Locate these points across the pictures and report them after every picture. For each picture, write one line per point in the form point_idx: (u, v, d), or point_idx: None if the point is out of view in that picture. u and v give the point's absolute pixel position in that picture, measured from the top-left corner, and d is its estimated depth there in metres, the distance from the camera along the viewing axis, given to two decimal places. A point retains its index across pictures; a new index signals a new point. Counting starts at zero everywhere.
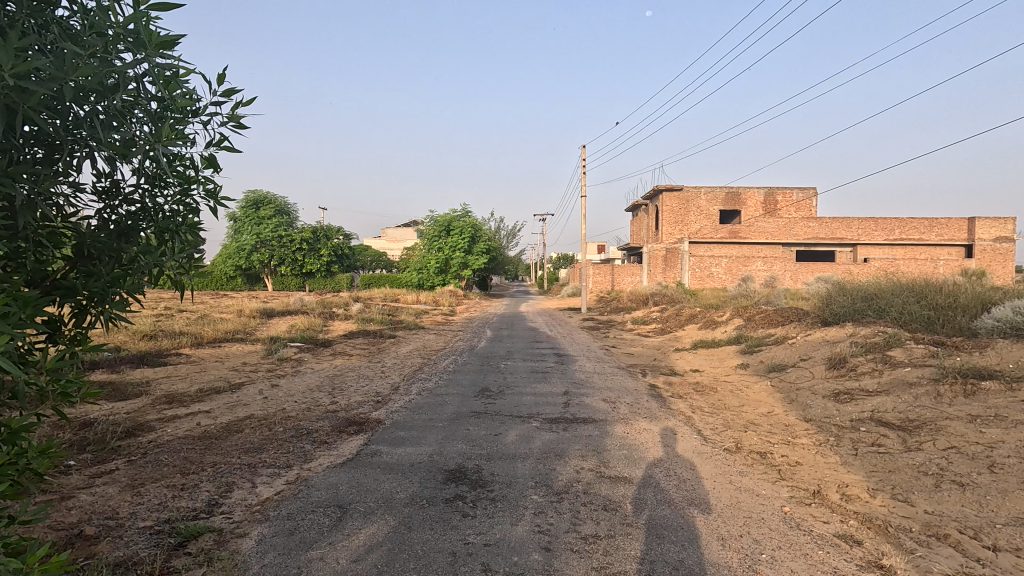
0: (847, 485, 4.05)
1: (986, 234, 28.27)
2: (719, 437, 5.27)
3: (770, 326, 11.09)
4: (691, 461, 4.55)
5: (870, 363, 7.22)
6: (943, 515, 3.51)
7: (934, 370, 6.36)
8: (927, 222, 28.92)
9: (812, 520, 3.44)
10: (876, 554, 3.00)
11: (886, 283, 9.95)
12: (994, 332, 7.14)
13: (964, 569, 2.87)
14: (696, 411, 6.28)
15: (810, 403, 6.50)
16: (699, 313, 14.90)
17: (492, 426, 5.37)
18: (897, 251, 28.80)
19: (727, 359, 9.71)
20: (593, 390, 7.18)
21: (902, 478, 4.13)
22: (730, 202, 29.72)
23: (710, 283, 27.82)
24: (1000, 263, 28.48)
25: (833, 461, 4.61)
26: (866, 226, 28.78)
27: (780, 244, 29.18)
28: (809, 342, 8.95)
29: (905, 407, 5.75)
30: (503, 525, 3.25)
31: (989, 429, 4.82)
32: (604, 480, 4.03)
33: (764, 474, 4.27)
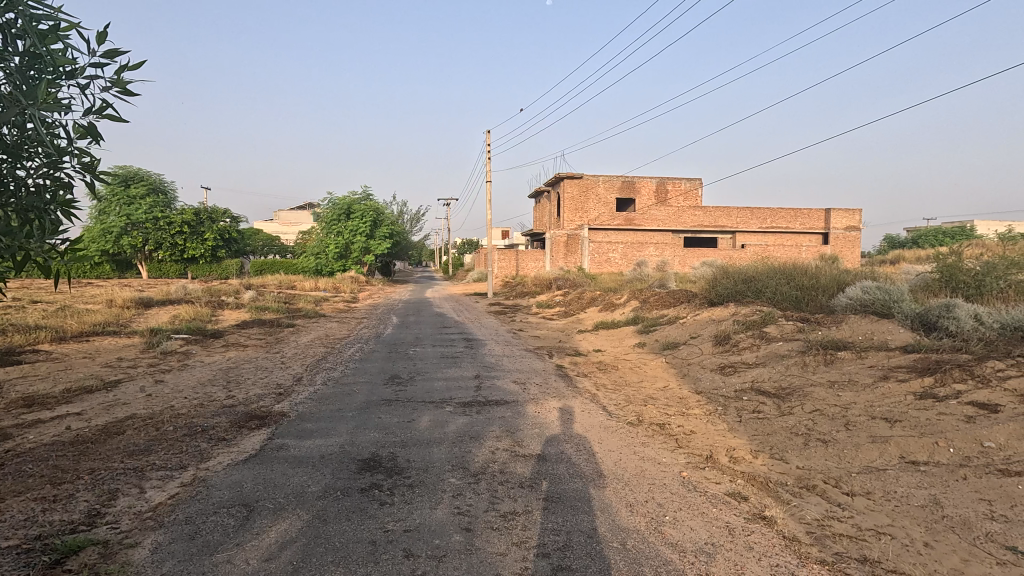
0: (734, 449, 4.50)
1: (840, 223, 32.23)
2: (622, 412, 5.61)
3: (664, 307, 11.91)
4: (598, 435, 4.80)
5: (750, 338, 8.03)
6: (812, 469, 4.02)
7: (801, 344, 7.22)
8: (793, 212, 32.30)
9: (706, 481, 3.79)
10: (760, 507, 3.38)
11: (762, 266, 11.06)
12: (847, 308, 8.24)
13: (830, 513, 3.32)
14: (601, 389, 6.63)
15: (700, 376, 7.11)
16: (600, 297, 15.59)
17: (404, 413, 5.30)
18: (768, 238, 31.99)
19: (626, 339, 10.32)
20: (503, 373, 7.32)
21: (778, 439, 4.67)
22: (626, 191, 31.27)
23: (608, 268, 29.75)
24: (849, 249, 32.72)
25: (721, 427, 5.09)
26: (744, 215, 31.61)
27: (670, 231, 31.29)
28: (698, 321, 9.75)
29: (779, 376, 6.47)
30: (423, 510, 3.25)
31: (845, 393, 5.59)
32: (519, 459, 4.14)
33: (663, 444, 4.61)
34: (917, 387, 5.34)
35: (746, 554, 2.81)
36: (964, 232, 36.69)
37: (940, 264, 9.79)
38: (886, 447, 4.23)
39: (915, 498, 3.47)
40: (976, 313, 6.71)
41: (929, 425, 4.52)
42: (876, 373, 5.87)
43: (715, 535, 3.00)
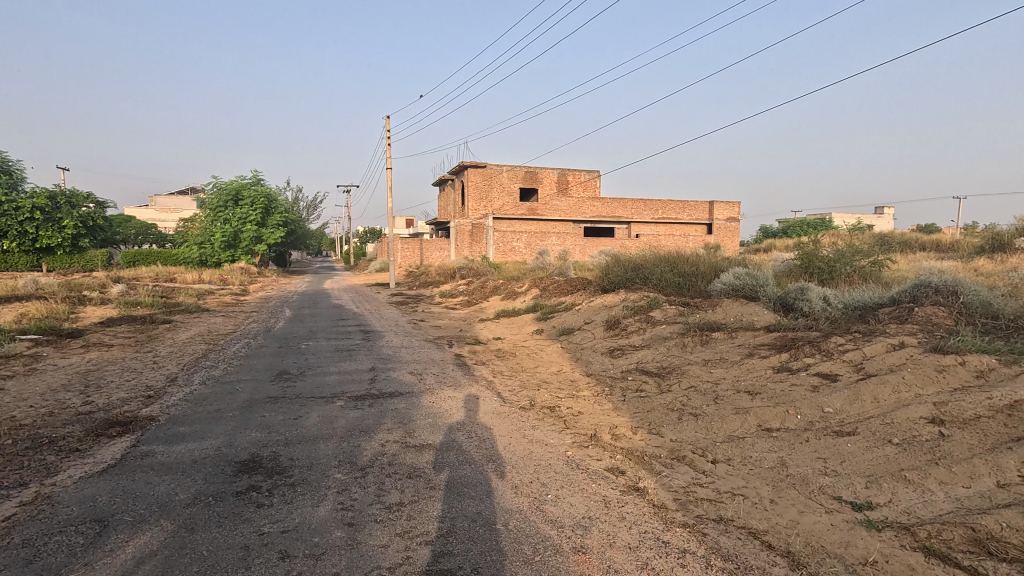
0: (616, 426, 4.78)
1: (722, 214, 35.06)
2: (516, 397, 5.76)
3: (562, 294, 12.33)
4: (491, 421, 4.90)
5: (637, 322, 8.54)
6: (683, 441, 4.38)
7: (681, 326, 7.80)
8: (682, 204, 34.61)
9: (588, 459, 4.01)
10: (634, 479, 3.63)
11: (650, 254, 11.79)
12: (722, 293, 9.00)
13: (695, 480, 3.64)
14: (497, 376, 6.76)
15: (591, 360, 7.46)
16: (502, 286, 15.78)
17: (291, 410, 5.07)
18: (660, 228, 34.09)
19: (525, 326, 10.58)
20: (400, 364, 7.22)
21: (656, 415, 5.02)
22: (529, 181, 31.81)
23: (512, 257, 30.12)
24: (730, 238, 35.75)
25: (607, 407, 5.39)
26: (638, 206, 33.37)
27: (571, 221, 32.34)
28: (592, 307, 10.21)
29: (661, 357, 6.95)
30: (304, 509, 3.13)
31: (716, 370, 6.12)
32: (409, 449, 4.12)
33: (552, 426, 4.80)
34: (775, 361, 5.99)
35: (619, 523, 3.02)
36: (823, 223, 41.38)
37: (800, 252, 10.97)
38: (746, 417, 4.70)
39: (766, 460, 3.91)
40: (825, 295, 7.63)
41: (783, 395, 5.09)
42: (742, 351, 6.50)
43: (592, 508, 3.18)
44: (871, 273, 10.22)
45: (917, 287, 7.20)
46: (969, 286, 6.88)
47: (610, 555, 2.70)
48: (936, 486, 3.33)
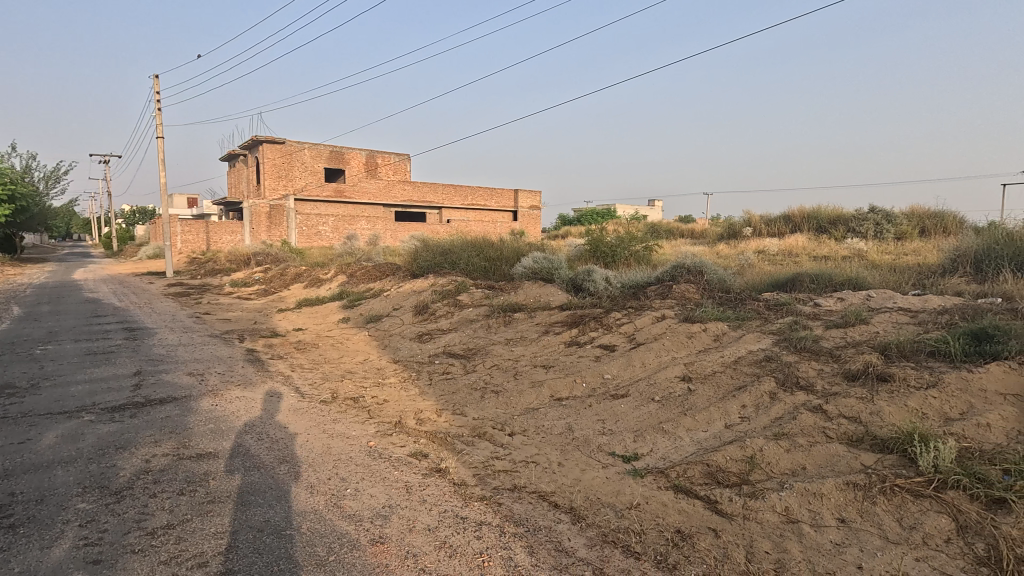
0: (421, 411, 4.79)
1: (526, 202, 37.40)
2: (316, 391, 5.41)
3: (370, 280, 11.93)
4: (286, 419, 4.52)
5: (445, 306, 8.66)
6: (485, 418, 4.57)
7: (486, 308, 8.13)
8: (490, 192, 35.98)
9: (391, 447, 3.95)
10: (437, 461, 3.68)
11: (457, 239, 12.02)
12: (523, 276, 9.59)
13: (493, 454, 3.82)
14: (295, 369, 6.27)
15: (399, 346, 7.35)
16: (304, 272, 14.67)
17: (14, 433, 4.03)
18: (470, 214, 35.04)
19: (330, 314, 10.01)
20: (176, 364, 6.26)
21: (460, 396, 5.16)
22: (335, 161, 29.99)
23: (317, 242, 28.62)
24: (532, 225, 38.52)
25: (413, 392, 5.37)
26: (449, 191, 33.79)
27: (381, 205, 31.41)
28: (400, 292, 10.07)
29: (467, 339, 7.16)
30: (29, 553, 2.52)
31: (517, 348, 6.52)
32: (183, 462, 3.58)
33: (354, 417, 4.61)
34: (566, 337, 6.59)
35: (420, 507, 3.03)
36: (609, 212, 46.88)
37: (589, 238, 12.24)
38: (541, 390, 5.09)
39: (556, 427, 4.29)
40: (607, 276, 8.64)
41: (572, 367, 5.63)
42: (539, 329, 7.03)
43: (393, 497, 3.14)
44: (643, 256, 11.87)
45: (675, 268, 8.56)
46: (711, 267, 8.40)
47: (409, 541, 2.69)
48: (684, 432, 4.01)
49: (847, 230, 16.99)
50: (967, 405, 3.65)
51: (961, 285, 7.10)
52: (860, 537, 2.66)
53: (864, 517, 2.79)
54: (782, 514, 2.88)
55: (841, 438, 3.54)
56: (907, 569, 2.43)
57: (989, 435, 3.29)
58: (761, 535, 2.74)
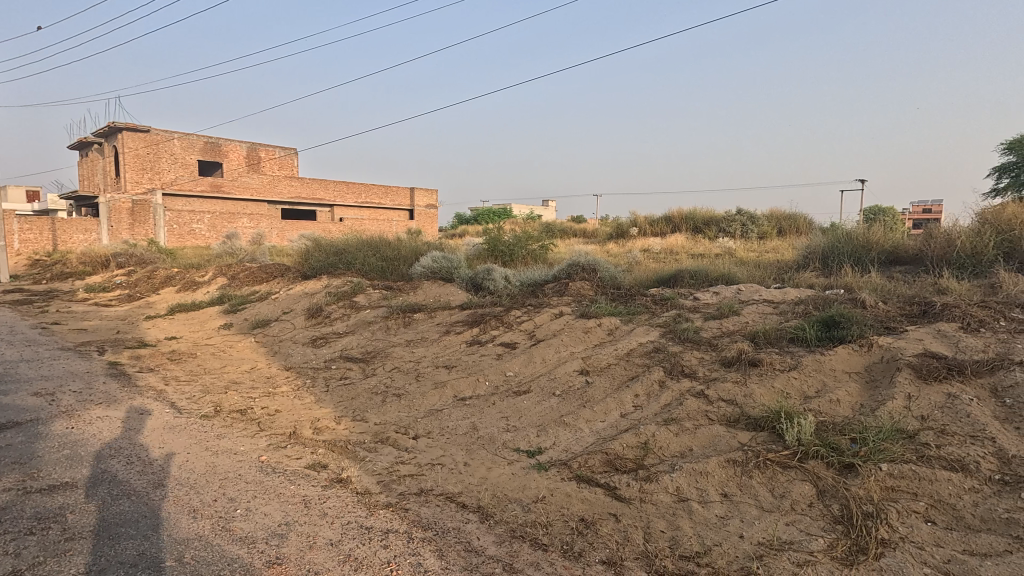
0: (318, 419, 4.54)
1: (422, 201, 36.93)
2: (196, 405, 4.93)
3: (255, 282, 11.11)
4: (162, 438, 4.07)
5: (341, 309, 8.29)
6: (387, 422, 4.44)
7: (385, 309, 7.91)
8: (384, 189, 35.03)
9: (285, 460, 3.70)
10: (337, 471, 3.52)
11: (352, 238, 11.53)
12: (422, 276, 9.44)
13: (397, 459, 3.73)
14: (170, 383, 5.66)
15: (291, 351, 6.92)
16: (176, 275, 13.31)
17: None
18: (364, 212, 33.88)
19: (210, 320, 9.17)
20: (18, 384, 5.39)
21: (360, 402, 4.97)
22: (211, 154, 27.53)
23: (190, 240, 26.05)
24: (429, 224, 38.12)
25: (308, 400, 5.08)
26: (341, 188, 32.40)
27: (265, 201, 29.35)
28: (290, 295, 9.47)
29: (365, 341, 6.91)
30: None
31: (417, 349, 6.41)
32: (31, 496, 3.09)
33: (242, 431, 4.27)
34: (467, 336, 6.59)
35: (320, 521, 2.87)
36: (506, 212, 47.64)
37: (486, 237, 12.34)
38: (444, 390, 5.05)
39: (460, 427, 4.27)
40: (506, 275, 8.77)
41: (474, 366, 5.65)
42: (440, 329, 6.97)
43: (290, 513, 2.95)
44: (539, 254, 12.20)
45: (571, 266, 8.90)
46: (603, 265, 8.83)
47: (311, 558, 2.54)
48: (584, 424, 4.18)
49: (719, 230, 18.70)
50: (821, 384, 4.18)
51: (812, 278, 8.10)
52: (740, 509, 2.94)
53: (743, 491, 3.08)
54: (674, 494, 3.10)
55: (722, 419, 3.89)
56: (780, 533, 2.72)
57: (839, 409, 3.79)
58: (657, 516, 2.93)
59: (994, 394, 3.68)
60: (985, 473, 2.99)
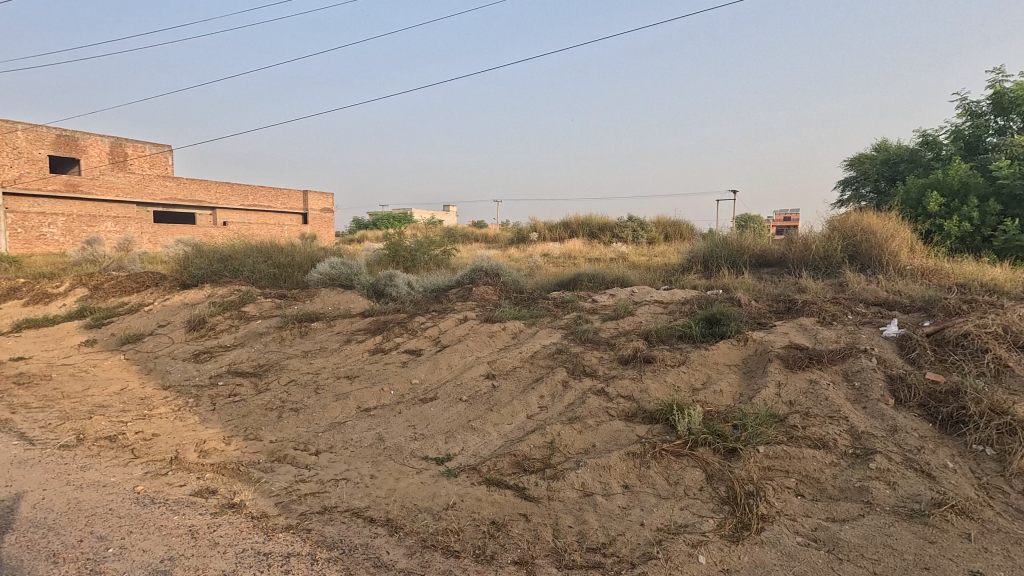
0: (204, 441, 4.16)
1: (316, 205, 35.33)
2: (52, 434, 4.30)
3: (123, 293, 9.94)
4: (8, 476, 3.51)
5: (227, 320, 7.68)
6: (284, 439, 4.18)
7: (278, 320, 7.45)
8: (274, 192, 33.03)
9: (167, 489, 3.35)
10: (229, 496, 3.25)
11: (238, 244, 10.68)
12: (318, 283, 9.00)
13: (297, 477, 3.52)
14: (18, 411, 4.90)
15: (170, 368, 6.27)
16: (21, 286, 11.54)
17: None
18: (251, 216, 31.70)
19: (67, 337, 8.06)
20: None
21: (253, 419, 4.62)
22: (65, 148, 24.30)
23: (40, 246, 22.40)
24: (324, 229, 36.51)
25: (191, 421, 4.64)
26: (224, 190, 30.05)
27: (134, 203, 26.42)
28: (167, 306, 8.60)
29: (256, 354, 6.45)
30: None
31: (316, 360, 6.10)
32: None
33: (112, 460, 3.80)
34: (369, 344, 6.39)
35: (212, 552, 2.63)
36: (406, 216, 46.84)
37: (387, 242, 12.05)
38: (346, 402, 4.85)
39: (365, 439, 4.13)
40: (409, 281, 8.62)
41: (378, 375, 5.48)
42: (340, 338, 6.69)
43: (175, 547, 2.67)
44: (442, 259, 12.13)
45: (474, 271, 8.95)
46: (505, 269, 8.98)
47: None
48: (491, 427, 4.21)
49: (612, 235, 19.77)
50: (707, 376, 4.55)
51: (695, 280, 8.81)
52: (640, 498, 3.12)
53: (642, 481, 3.27)
54: (580, 489, 3.22)
55: (621, 415, 4.11)
56: (676, 517, 2.92)
57: (722, 398, 4.15)
58: (565, 512, 3.02)
59: (845, 378, 4.24)
60: (841, 448, 3.42)
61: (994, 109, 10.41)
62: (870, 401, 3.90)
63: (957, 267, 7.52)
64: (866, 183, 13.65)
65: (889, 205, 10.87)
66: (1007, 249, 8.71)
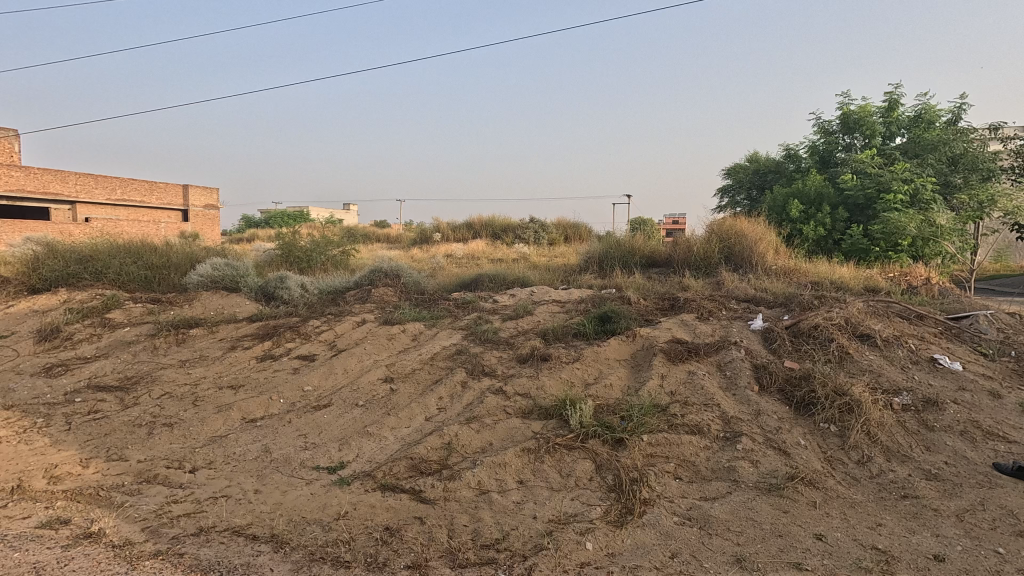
0: (55, 466, 3.68)
1: (198, 201, 32.56)
2: None
3: None
4: None
5: (88, 329, 6.83)
6: (155, 458, 3.80)
7: (150, 327, 6.76)
8: (148, 186, 29.92)
9: (5, 523, 2.93)
10: (85, 525, 2.91)
11: (102, 243, 9.39)
12: (199, 286, 8.29)
13: (168, 498, 3.22)
14: None
15: (13, 385, 5.45)
16: None
17: None
18: (120, 212, 28.47)
19: None
20: None
21: (117, 438, 4.16)
22: None
23: None
24: (208, 227, 33.68)
25: (40, 444, 4.08)
26: (86, 183, 26.67)
27: None
28: (10, 314, 7.46)
29: (123, 366, 5.80)
30: None
31: (195, 369, 5.61)
32: None
33: None
34: (257, 351, 6.00)
35: None
36: (301, 215, 44.42)
37: (279, 242, 11.36)
38: (229, 413, 4.51)
39: (249, 452, 3.87)
40: (302, 283, 8.19)
41: (266, 383, 5.15)
42: (224, 345, 6.21)
43: None
44: (340, 260, 11.66)
45: (373, 272, 8.70)
46: (406, 270, 8.83)
47: None
48: (388, 432, 4.12)
49: (514, 236, 20.12)
50: (598, 371, 4.78)
51: (591, 280, 9.21)
52: (533, 492, 3.21)
53: (536, 475, 3.37)
54: (475, 488, 3.25)
55: (518, 412, 4.20)
56: (566, 508, 3.05)
57: (612, 392, 4.39)
58: (460, 512, 3.03)
59: (719, 368, 4.65)
60: (714, 433, 3.75)
61: (842, 128, 11.91)
62: (738, 388, 4.31)
63: (812, 267, 8.51)
64: (741, 192, 15.01)
65: (759, 211, 12.03)
66: (853, 251, 9.97)
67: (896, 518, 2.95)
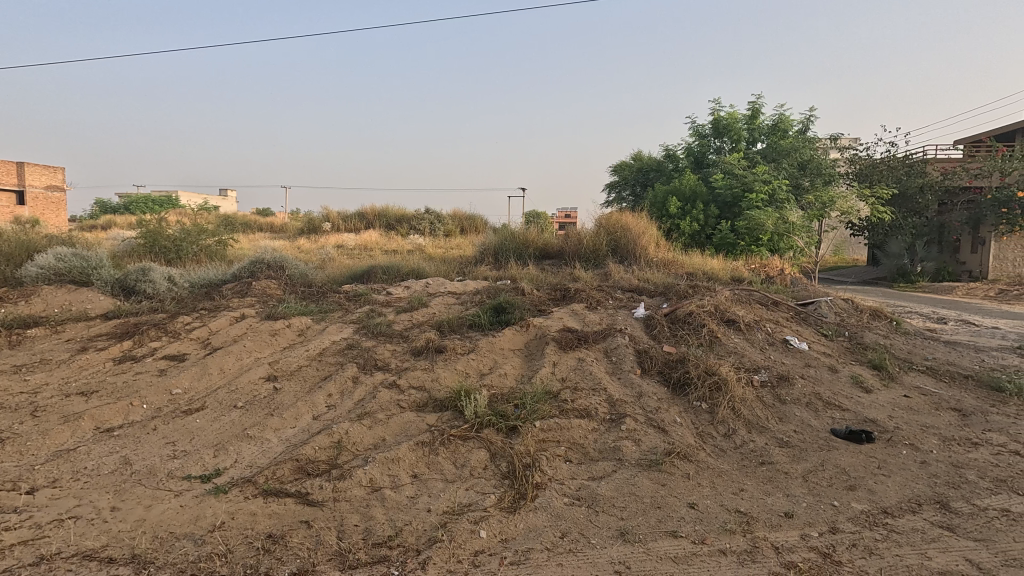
0: None
1: (37, 181, 28.27)
2: None
3: None
4: None
5: None
6: None
7: None
8: None
9: None
10: None
11: None
12: (38, 279, 7.17)
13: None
14: None
15: None
16: None
17: None
18: None
19: None
20: None
21: None
22: None
23: None
24: (51, 211, 29.35)
25: None
26: None
27: None
28: None
29: None
30: None
31: (34, 375, 4.86)
32: None
33: None
34: (114, 352, 5.33)
35: None
36: (169, 200, 40.15)
37: (141, 230, 10.15)
38: (78, 423, 3.96)
39: (105, 466, 3.44)
40: (169, 275, 7.38)
41: (125, 388, 4.60)
42: (72, 347, 5.44)
43: None
44: (216, 251, 10.69)
45: (254, 264, 8.07)
46: (291, 262, 8.30)
47: None
48: (271, 434, 3.87)
49: (409, 227, 19.74)
50: (493, 361, 4.84)
51: (486, 271, 9.27)
52: (428, 485, 3.18)
53: (430, 468, 3.35)
54: (367, 486, 3.15)
55: (412, 406, 4.13)
56: (460, 498, 3.05)
57: (506, 381, 4.46)
58: (350, 511, 2.93)
59: (606, 354, 4.90)
60: (601, 415, 3.95)
61: (714, 132, 13.05)
62: (623, 372, 4.58)
63: (688, 259, 9.25)
64: (626, 188, 15.91)
65: (642, 207, 12.82)
66: (722, 244, 10.96)
67: (755, 482, 3.30)
